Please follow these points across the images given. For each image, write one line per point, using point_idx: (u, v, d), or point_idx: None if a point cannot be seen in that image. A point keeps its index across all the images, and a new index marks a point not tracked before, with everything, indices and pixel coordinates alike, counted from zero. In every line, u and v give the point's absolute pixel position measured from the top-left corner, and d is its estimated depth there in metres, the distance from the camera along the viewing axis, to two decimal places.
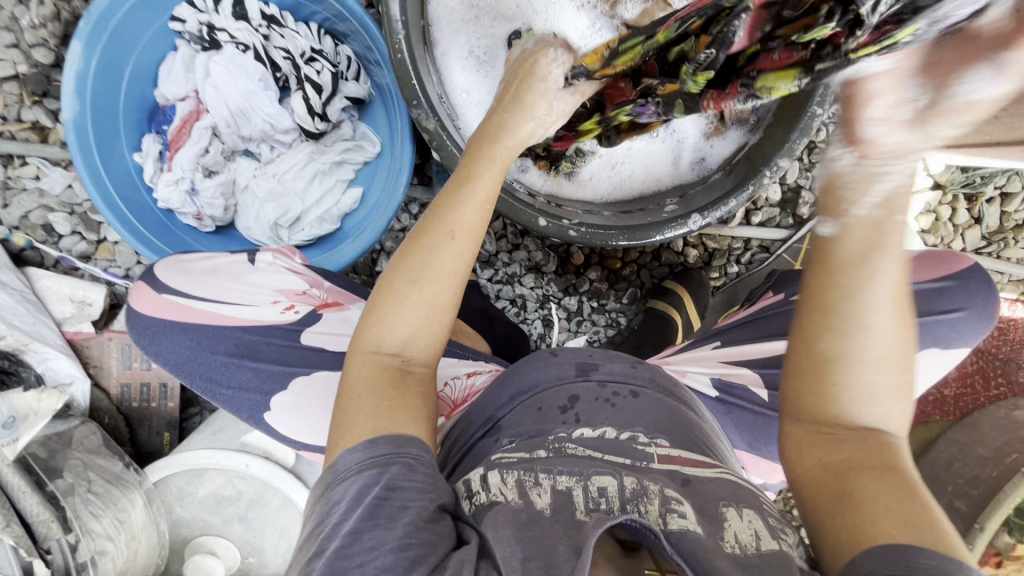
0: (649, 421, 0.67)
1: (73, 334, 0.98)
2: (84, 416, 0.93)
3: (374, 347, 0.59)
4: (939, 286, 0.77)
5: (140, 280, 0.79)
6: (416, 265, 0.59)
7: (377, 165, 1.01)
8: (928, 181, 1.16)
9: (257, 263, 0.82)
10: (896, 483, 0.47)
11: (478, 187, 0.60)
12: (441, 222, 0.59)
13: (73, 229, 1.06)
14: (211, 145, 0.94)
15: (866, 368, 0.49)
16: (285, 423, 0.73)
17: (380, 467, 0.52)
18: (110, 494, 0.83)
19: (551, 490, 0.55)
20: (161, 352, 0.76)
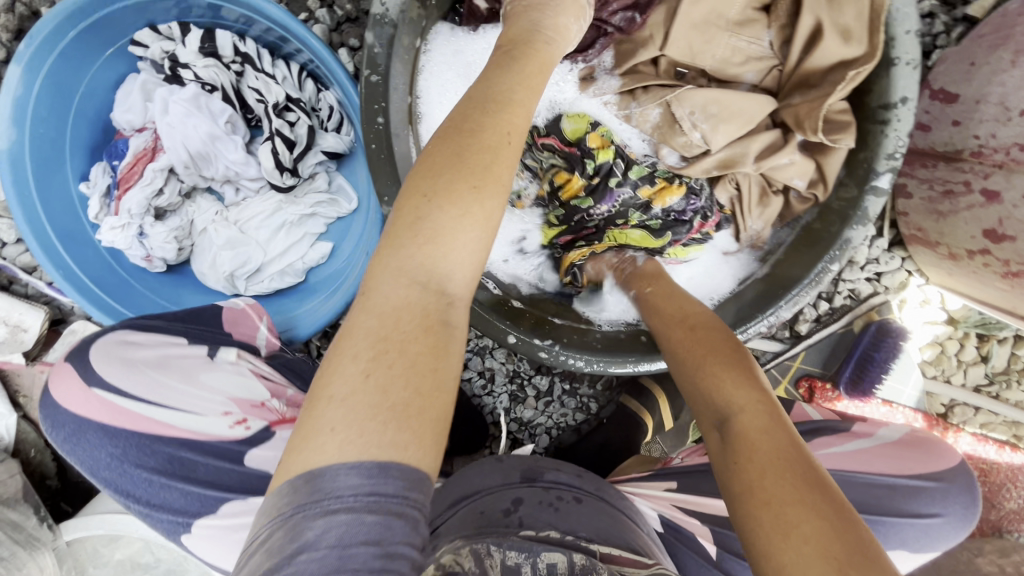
0: (590, 528, 0.64)
1: (3, 363, 0.91)
2: (7, 453, 0.89)
3: (426, 276, 0.44)
4: (921, 484, 0.81)
5: (70, 359, 0.73)
6: (473, 167, 0.46)
7: (350, 222, 0.94)
8: (941, 314, 1.08)
9: (217, 361, 0.79)
10: (792, 479, 0.47)
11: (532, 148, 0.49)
12: (487, 117, 0.48)
13: (19, 237, 0.98)
14: (167, 186, 0.85)
15: (719, 384, 0.57)
16: (206, 544, 0.69)
17: (376, 504, 0.38)
18: (16, 558, 0.77)
19: (501, 564, 0.54)
20: (79, 452, 0.70)
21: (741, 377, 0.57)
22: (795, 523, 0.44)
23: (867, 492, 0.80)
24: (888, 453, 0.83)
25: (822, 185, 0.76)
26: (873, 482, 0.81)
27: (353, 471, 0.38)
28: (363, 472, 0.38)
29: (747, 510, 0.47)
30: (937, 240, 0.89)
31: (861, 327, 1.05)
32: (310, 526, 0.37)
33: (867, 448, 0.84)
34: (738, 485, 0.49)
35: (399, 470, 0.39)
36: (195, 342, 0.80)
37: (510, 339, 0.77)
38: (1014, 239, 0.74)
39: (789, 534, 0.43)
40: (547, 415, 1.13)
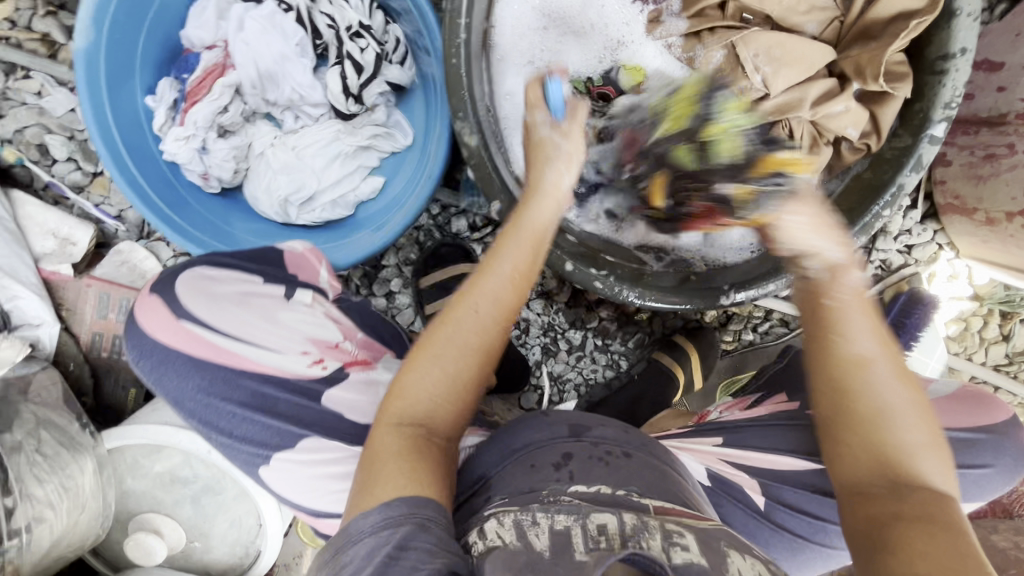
0: (643, 482, 0.61)
1: (51, 273, 0.91)
2: (48, 361, 0.88)
3: (398, 418, 0.60)
4: (972, 436, 0.81)
5: (152, 291, 0.67)
6: (440, 343, 0.61)
7: (404, 157, 0.95)
8: (967, 290, 1.11)
9: (293, 301, 0.73)
10: (942, 537, 0.49)
11: (516, 244, 0.65)
12: (476, 273, 0.64)
13: (69, 156, 0.98)
14: (232, 105, 0.86)
15: (901, 429, 0.56)
16: (282, 481, 0.65)
17: (395, 526, 0.51)
18: (59, 458, 0.78)
19: (550, 529, 0.51)
20: (161, 384, 0.66)
21: (925, 446, 0.56)
22: (922, 534, 0.49)
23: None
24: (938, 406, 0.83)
25: (875, 136, 0.79)
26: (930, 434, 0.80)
27: (369, 516, 0.52)
28: (381, 511, 0.52)
29: (885, 544, 0.50)
30: (976, 206, 0.92)
31: (891, 297, 1.08)
32: (353, 543, 0.51)
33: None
34: (876, 529, 0.52)
35: (404, 501, 0.52)
36: (271, 281, 0.73)
37: (567, 266, 0.79)
38: None
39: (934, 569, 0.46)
40: (577, 370, 1.14)
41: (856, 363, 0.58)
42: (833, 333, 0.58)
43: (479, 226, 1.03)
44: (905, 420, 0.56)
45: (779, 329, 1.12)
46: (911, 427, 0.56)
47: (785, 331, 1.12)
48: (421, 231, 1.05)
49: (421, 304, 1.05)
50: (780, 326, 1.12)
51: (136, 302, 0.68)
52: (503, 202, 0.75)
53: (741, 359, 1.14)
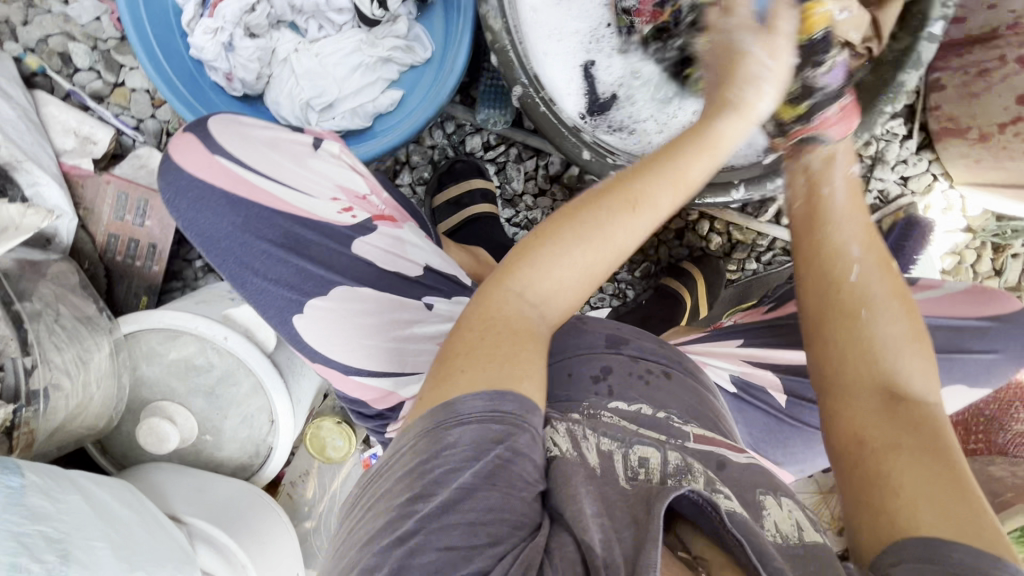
0: (682, 406, 0.62)
1: (71, 167, 0.92)
2: (64, 254, 0.89)
3: (520, 289, 0.53)
4: (982, 325, 0.76)
5: (189, 130, 0.72)
6: (588, 224, 0.54)
7: (422, 72, 0.98)
8: (961, 222, 1.15)
9: (321, 150, 0.75)
10: (934, 462, 0.48)
11: (670, 185, 0.57)
12: (630, 185, 0.55)
13: (92, 66, 1.00)
14: (259, 5, 0.89)
15: (888, 347, 0.57)
16: (311, 330, 0.66)
17: (499, 422, 0.46)
18: (77, 332, 0.78)
19: (596, 448, 0.51)
20: (195, 221, 0.70)
21: (909, 347, 0.57)
22: (913, 462, 0.48)
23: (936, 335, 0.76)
24: (952, 300, 0.78)
25: (876, 41, 0.83)
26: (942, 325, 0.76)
27: (480, 397, 0.46)
28: (488, 398, 0.46)
29: (877, 477, 0.49)
30: (969, 124, 0.96)
31: (889, 225, 1.12)
32: (448, 432, 0.46)
33: (931, 298, 0.79)
34: (867, 447, 0.51)
35: (512, 394, 0.47)
36: (298, 131, 0.77)
37: (584, 156, 0.81)
38: None
39: (933, 507, 0.45)
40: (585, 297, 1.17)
41: (833, 250, 0.63)
42: (818, 218, 0.65)
43: (492, 144, 1.06)
44: (888, 315, 0.58)
45: (782, 258, 1.14)
46: (890, 318, 0.58)
47: (789, 259, 1.14)
48: (435, 150, 1.07)
49: (436, 222, 1.07)
50: (784, 254, 1.14)
51: (169, 146, 0.72)
52: (522, 88, 0.78)
53: (745, 289, 1.16)
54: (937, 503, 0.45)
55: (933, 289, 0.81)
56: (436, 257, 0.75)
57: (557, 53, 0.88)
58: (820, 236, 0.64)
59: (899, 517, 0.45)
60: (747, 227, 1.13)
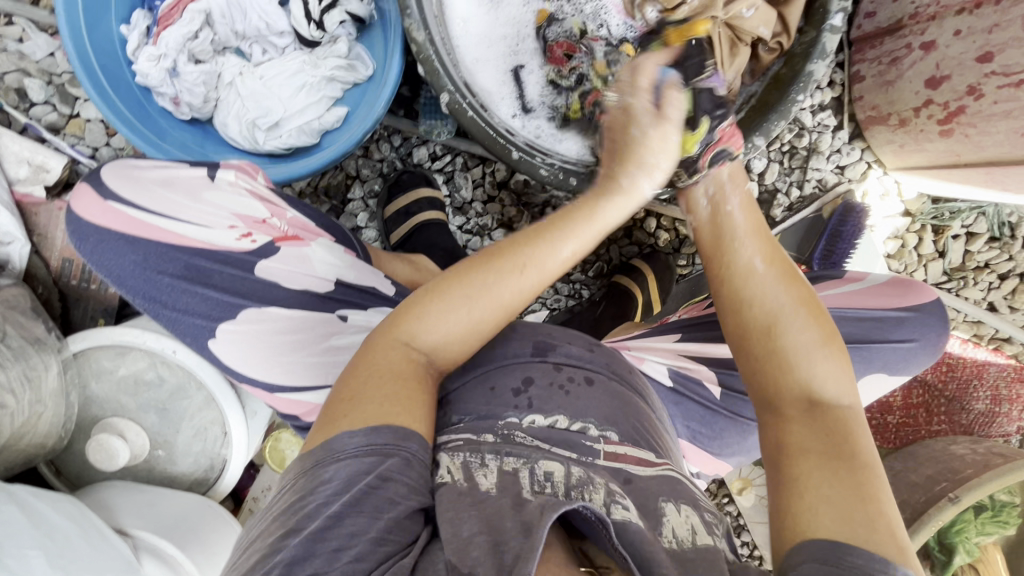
0: (599, 413, 0.68)
1: (24, 195, 0.96)
2: (16, 277, 0.91)
3: (408, 338, 0.59)
4: (901, 315, 0.91)
5: (86, 182, 0.81)
6: (472, 288, 0.61)
7: (366, 88, 1.01)
8: (899, 207, 1.19)
9: (218, 181, 0.83)
10: (837, 466, 0.55)
11: (563, 241, 0.64)
12: (517, 251, 0.62)
13: (47, 99, 1.03)
14: (202, 32, 0.93)
15: (803, 355, 0.63)
16: (230, 354, 0.79)
17: (379, 456, 0.51)
18: (23, 351, 0.79)
19: (498, 469, 0.56)
20: (104, 261, 0.79)
21: (818, 350, 0.63)
22: (828, 472, 0.55)
23: (858, 326, 0.90)
24: (873, 292, 0.93)
25: (785, 35, 0.88)
26: (865, 315, 0.91)
27: (358, 434, 0.51)
28: (365, 435, 0.51)
29: (790, 480, 0.56)
30: (890, 111, 1.01)
31: (829, 212, 1.16)
32: (324, 469, 0.50)
33: (859, 290, 0.94)
34: (786, 452, 0.58)
35: (388, 427, 0.52)
36: (197, 166, 0.85)
37: (513, 156, 0.85)
38: (949, 78, 0.86)
39: (828, 504, 0.52)
40: (541, 300, 1.19)
41: (743, 266, 0.70)
42: (722, 240, 0.73)
43: (438, 154, 1.10)
44: (796, 329, 0.64)
45: None
46: (798, 329, 0.64)
47: None
48: (384, 163, 1.10)
49: (388, 232, 1.10)
50: None
51: (73, 197, 0.83)
52: (449, 95, 0.82)
53: (696, 283, 1.20)
54: (836, 507, 0.52)
55: (859, 281, 0.96)
56: (347, 269, 0.85)
57: (488, 60, 0.93)
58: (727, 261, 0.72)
59: (802, 513, 0.52)
60: None
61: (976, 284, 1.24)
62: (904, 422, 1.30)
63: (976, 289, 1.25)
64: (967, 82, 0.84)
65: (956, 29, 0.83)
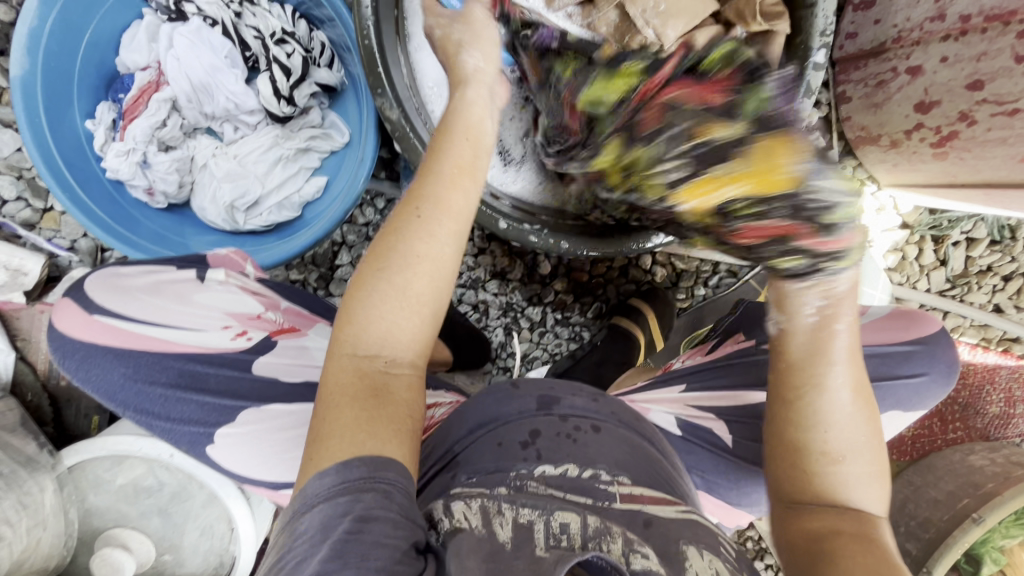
0: (613, 458, 0.59)
1: (3, 303, 0.94)
2: (3, 390, 0.90)
3: (353, 347, 0.55)
4: (906, 348, 0.85)
5: (67, 296, 0.73)
6: (393, 254, 0.55)
7: (343, 155, 0.97)
8: (897, 220, 1.17)
9: (207, 281, 0.77)
10: (875, 556, 0.54)
11: (467, 188, 0.59)
12: (416, 198, 0.57)
13: (19, 194, 1.00)
14: (170, 119, 0.92)
15: (845, 455, 0.62)
16: (231, 456, 0.70)
17: (353, 493, 0.46)
18: (16, 477, 0.78)
19: (512, 521, 0.47)
20: (90, 379, 0.69)
21: (869, 479, 0.62)
22: (857, 554, 0.54)
23: (862, 361, 0.84)
24: (875, 327, 0.88)
25: None
26: (867, 350, 0.85)
27: (329, 474, 0.47)
28: (335, 472, 0.47)
29: (821, 557, 0.55)
30: (880, 132, 0.98)
31: None
32: (299, 521, 0.47)
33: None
34: (815, 540, 0.57)
35: (359, 460, 0.48)
36: (184, 266, 0.78)
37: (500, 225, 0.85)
38: (939, 103, 0.84)
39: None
40: (542, 346, 1.17)
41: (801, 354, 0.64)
42: (818, 354, 0.63)
43: None
44: (854, 438, 0.62)
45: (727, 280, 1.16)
46: (859, 439, 0.62)
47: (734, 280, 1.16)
48: (369, 227, 1.08)
49: None
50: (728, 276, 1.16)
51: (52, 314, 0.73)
52: None
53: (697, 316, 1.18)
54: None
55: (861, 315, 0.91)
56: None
57: None
58: (825, 336, 0.64)
59: None
60: (686, 256, 1.15)
61: (981, 289, 1.21)
62: (919, 433, 1.26)
63: (981, 293, 1.22)
64: (958, 108, 0.82)
65: (942, 55, 0.81)
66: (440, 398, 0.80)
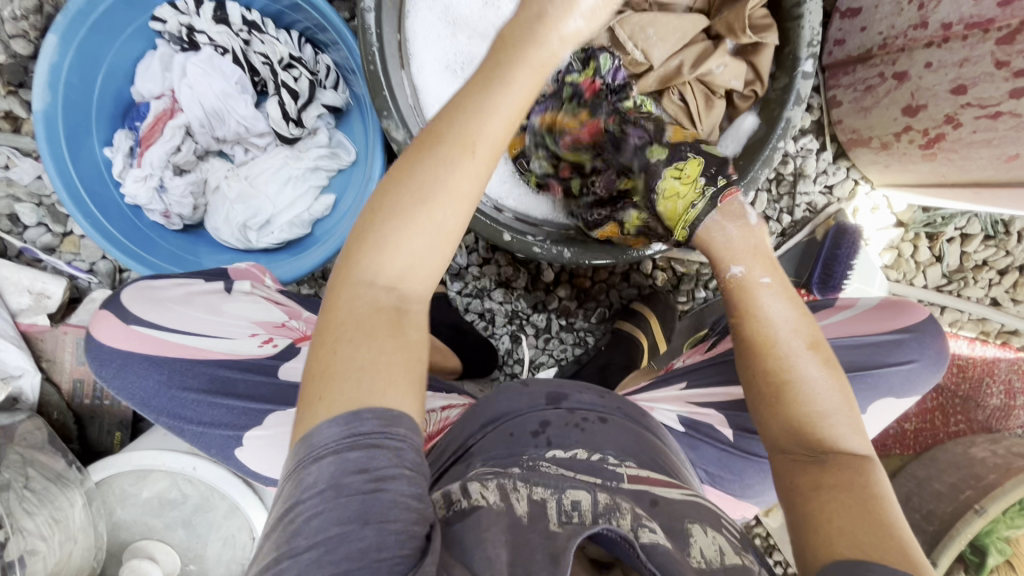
0: (618, 445, 0.61)
1: (28, 326, 0.97)
2: (30, 410, 0.93)
3: (370, 275, 0.51)
4: (896, 338, 0.87)
5: (104, 308, 0.76)
6: (421, 182, 0.51)
7: (351, 173, 1.01)
8: (891, 218, 1.20)
9: (235, 292, 0.80)
10: (860, 506, 0.52)
11: (506, 97, 0.51)
12: (455, 127, 0.51)
13: (40, 220, 1.04)
14: (183, 145, 0.96)
15: (814, 409, 0.61)
16: (257, 458, 0.73)
17: (377, 481, 0.43)
18: (48, 492, 0.81)
19: (528, 498, 0.49)
20: (125, 387, 0.72)
21: (839, 407, 0.60)
22: (842, 504, 0.52)
23: (857, 354, 0.86)
24: (865, 317, 0.90)
25: (759, 81, 0.87)
26: (862, 342, 0.87)
27: (336, 423, 0.45)
28: (342, 423, 0.44)
29: (806, 517, 0.53)
30: (870, 135, 1.01)
31: (823, 233, 1.16)
32: (306, 471, 0.44)
33: (852, 320, 0.91)
34: (799, 490, 0.56)
35: (370, 409, 0.45)
36: (212, 279, 0.81)
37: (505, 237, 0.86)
38: (925, 107, 0.87)
39: (851, 541, 0.48)
40: (548, 352, 1.20)
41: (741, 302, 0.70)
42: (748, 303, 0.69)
43: None
44: (825, 393, 0.61)
45: None
46: (827, 391, 0.61)
47: None
48: None
49: None
50: None
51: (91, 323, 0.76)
52: None
53: (699, 316, 1.21)
54: (854, 538, 0.48)
55: (849, 307, 0.93)
56: None
57: None
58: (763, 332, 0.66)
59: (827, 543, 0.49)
60: (686, 260, 1.18)
61: (976, 283, 1.23)
62: (921, 426, 1.28)
63: (977, 287, 1.24)
64: (944, 111, 0.85)
65: (926, 61, 0.84)
66: (453, 402, 0.82)
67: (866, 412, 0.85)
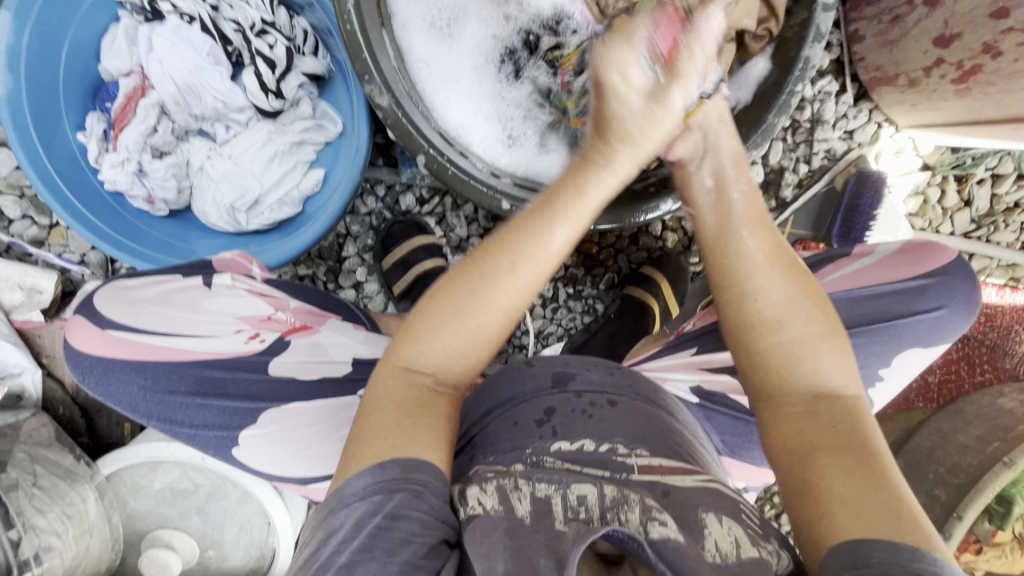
0: (629, 431, 0.58)
1: (23, 322, 0.96)
2: (36, 408, 0.92)
3: (407, 363, 0.55)
4: (921, 283, 0.82)
5: (79, 312, 0.73)
6: (466, 293, 0.55)
7: (339, 145, 0.94)
8: (917, 162, 1.12)
9: (215, 287, 0.77)
10: (852, 458, 0.50)
11: (561, 222, 0.56)
12: (511, 243, 0.55)
13: (24, 213, 1.01)
14: (160, 124, 0.91)
15: (812, 364, 0.56)
16: (259, 456, 0.70)
17: (386, 493, 0.48)
18: (58, 489, 0.81)
19: (531, 497, 0.47)
20: (111, 393, 0.70)
21: (827, 361, 0.57)
22: (841, 468, 0.49)
23: (878, 305, 0.82)
24: (886, 265, 0.85)
25: (773, 19, 0.78)
26: (883, 292, 0.82)
27: (362, 476, 0.49)
28: (367, 475, 0.49)
29: (803, 483, 0.50)
30: (896, 71, 0.93)
31: (842, 183, 1.09)
32: (335, 517, 0.48)
33: (869, 265, 0.86)
34: (797, 457, 0.52)
35: (393, 463, 0.49)
36: (191, 275, 0.78)
37: (504, 206, 0.78)
38: (960, 36, 0.79)
39: (854, 513, 0.46)
40: (556, 322, 1.16)
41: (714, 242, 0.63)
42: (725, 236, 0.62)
43: (426, 198, 1.06)
44: (820, 356, 0.56)
45: None
46: (802, 325, 0.58)
47: None
48: (372, 216, 1.07)
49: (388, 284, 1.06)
50: None
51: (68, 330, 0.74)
52: (426, 154, 0.77)
53: None
54: (858, 510, 0.46)
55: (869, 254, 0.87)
56: (362, 346, 0.79)
57: (457, 97, 0.84)
58: (732, 259, 0.61)
59: (828, 517, 0.47)
60: None
61: (1009, 227, 1.15)
62: (945, 379, 1.23)
63: (1009, 232, 1.16)
64: (981, 40, 0.77)
65: None
66: None
67: (888, 362, 0.81)
